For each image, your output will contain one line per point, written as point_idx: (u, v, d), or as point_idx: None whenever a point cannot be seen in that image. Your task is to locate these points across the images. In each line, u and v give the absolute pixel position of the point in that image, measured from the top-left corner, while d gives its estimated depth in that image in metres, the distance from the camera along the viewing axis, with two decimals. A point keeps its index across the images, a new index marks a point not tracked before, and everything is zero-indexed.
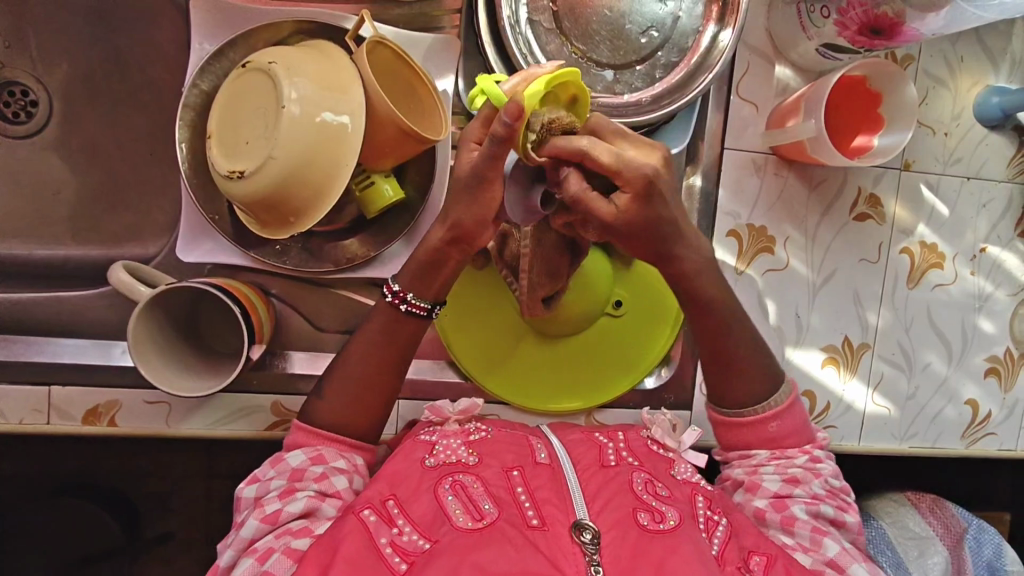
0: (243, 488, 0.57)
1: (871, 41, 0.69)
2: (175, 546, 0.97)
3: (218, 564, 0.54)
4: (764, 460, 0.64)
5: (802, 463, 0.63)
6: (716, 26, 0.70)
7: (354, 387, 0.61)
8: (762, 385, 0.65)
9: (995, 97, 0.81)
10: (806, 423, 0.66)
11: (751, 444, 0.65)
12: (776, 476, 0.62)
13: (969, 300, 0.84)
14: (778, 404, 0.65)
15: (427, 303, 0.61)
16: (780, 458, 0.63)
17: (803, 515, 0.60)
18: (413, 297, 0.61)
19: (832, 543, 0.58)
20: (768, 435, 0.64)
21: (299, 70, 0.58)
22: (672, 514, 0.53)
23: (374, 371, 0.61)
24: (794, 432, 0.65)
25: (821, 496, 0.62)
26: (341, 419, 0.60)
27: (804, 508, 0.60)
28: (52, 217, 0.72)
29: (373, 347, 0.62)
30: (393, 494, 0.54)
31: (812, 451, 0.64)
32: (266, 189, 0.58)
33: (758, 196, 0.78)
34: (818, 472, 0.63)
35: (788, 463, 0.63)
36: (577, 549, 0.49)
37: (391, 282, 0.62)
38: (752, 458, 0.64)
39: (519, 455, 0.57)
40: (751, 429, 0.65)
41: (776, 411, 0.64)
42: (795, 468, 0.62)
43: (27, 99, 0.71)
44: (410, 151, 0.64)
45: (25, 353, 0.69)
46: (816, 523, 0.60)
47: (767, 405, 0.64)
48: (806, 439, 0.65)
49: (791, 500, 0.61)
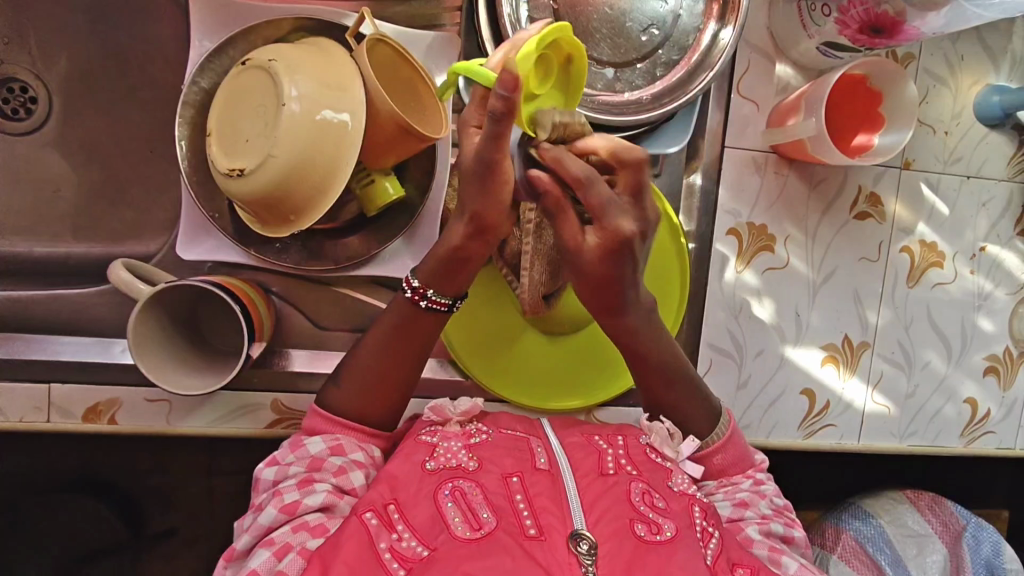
0: (263, 470, 0.58)
1: (871, 39, 0.69)
2: (177, 542, 0.97)
3: (231, 548, 0.55)
4: (713, 489, 0.64)
5: (747, 487, 0.64)
6: (716, 24, 0.70)
7: (365, 383, 0.61)
8: (706, 419, 0.66)
9: (995, 96, 0.81)
10: (746, 449, 0.67)
11: (699, 477, 0.66)
12: (726, 502, 0.63)
13: (969, 299, 0.84)
14: (721, 436, 0.65)
15: (447, 299, 0.60)
16: (726, 484, 0.64)
17: (757, 535, 0.60)
18: (435, 294, 0.60)
19: (790, 561, 0.58)
20: (715, 468, 0.65)
21: (299, 68, 0.57)
22: (669, 526, 0.53)
23: (378, 368, 0.61)
24: (738, 461, 0.66)
25: (770, 515, 0.62)
26: (345, 412, 0.60)
27: (756, 528, 0.60)
28: (52, 215, 0.71)
29: (382, 342, 0.61)
30: (393, 498, 0.53)
31: (754, 475, 0.65)
32: (267, 187, 0.58)
33: (758, 195, 0.78)
34: (762, 494, 0.64)
35: (735, 488, 0.64)
36: (572, 559, 0.49)
37: (410, 278, 0.60)
38: (702, 489, 0.65)
39: (518, 460, 0.57)
40: (695, 463, 0.65)
41: (717, 445, 0.65)
42: (742, 492, 0.63)
43: (26, 96, 0.70)
44: (410, 149, 0.64)
45: (26, 350, 0.69)
46: (771, 543, 0.60)
47: (710, 438, 0.65)
48: (748, 465, 0.66)
49: (744, 522, 0.61)
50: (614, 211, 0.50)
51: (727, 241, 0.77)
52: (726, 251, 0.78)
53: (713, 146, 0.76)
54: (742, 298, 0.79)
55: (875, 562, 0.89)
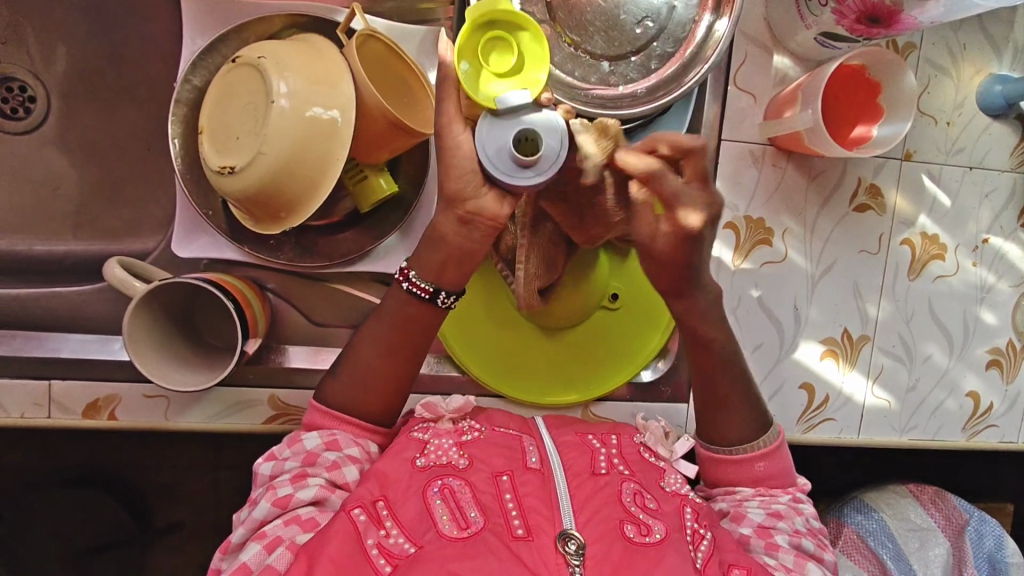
0: (261, 464, 0.58)
1: (869, 29, 0.68)
2: (183, 535, 0.98)
3: (228, 540, 0.55)
4: (748, 495, 0.63)
5: (785, 501, 0.63)
6: (712, 15, 0.68)
7: (364, 378, 0.61)
8: (740, 423, 0.66)
9: (998, 85, 0.79)
10: (791, 467, 0.66)
11: (733, 481, 0.65)
12: (759, 509, 0.62)
13: (971, 292, 0.83)
14: (770, 443, 0.65)
15: (429, 285, 0.60)
16: (763, 493, 0.63)
17: (786, 544, 0.59)
18: (416, 277, 0.60)
19: (815, 569, 0.58)
20: (754, 474, 0.65)
21: (287, 65, 0.57)
22: (659, 527, 0.53)
23: (369, 365, 0.62)
24: (778, 473, 0.65)
25: (802, 531, 0.61)
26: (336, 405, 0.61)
27: (787, 538, 0.60)
28: (52, 213, 0.72)
29: (376, 340, 0.62)
30: (382, 495, 0.53)
31: (794, 492, 0.64)
32: (257, 184, 0.58)
33: (756, 189, 0.77)
34: (799, 510, 0.63)
35: (772, 500, 0.63)
36: (560, 559, 0.49)
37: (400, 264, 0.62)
38: (736, 493, 0.64)
39: (509, 459, 0.57)
40: (738, 467, 0.65)
41: (764, 451, 0.65)
42: (778, 504, 0.62)
43: (25, 95, 0.71)
44: (401, 145, 0.64)
45: (26, 348, 0.70)
46: (798, 552, 0.59)
47: (756, 442, 0.65)
48: (788, 481, 0.65)
49: (775, 530, 0.60)
50: (684, 201, 0.57)
51: (724, 235, 0.77)
52: (724, 246, 0.77)
53: (710, 139, 0.76)
54: (739, 291, 0.78)
55: (878, 557, 0.88)
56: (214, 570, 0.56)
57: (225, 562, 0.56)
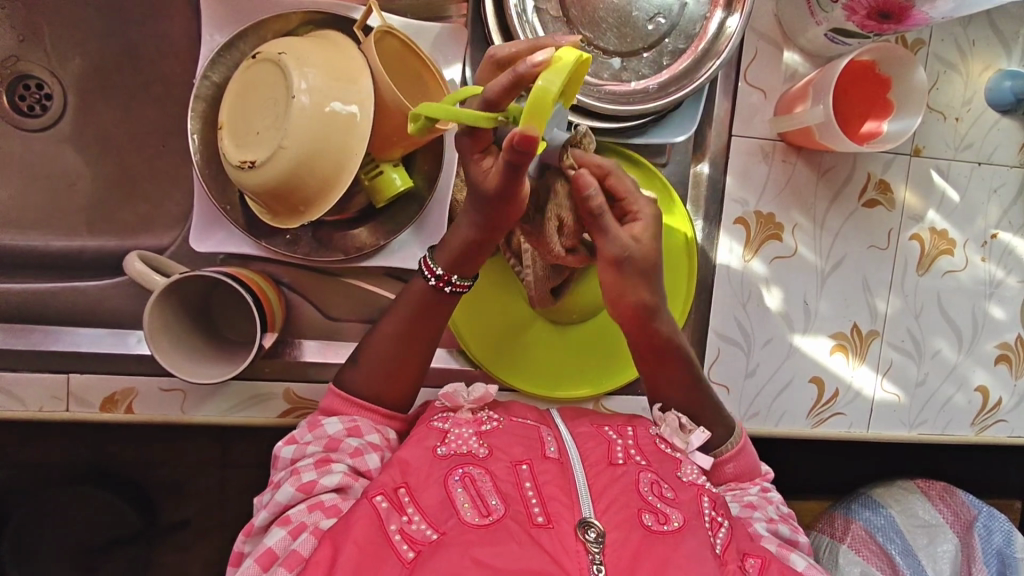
0: (282, 448, 0.58)
1: (880, 25, 0.69)
2: (193, 531, 0.99)
3: (251, 522, 0.56)
4: (722, 493, 0.65)
5: (755, 493, 0.65)
6: (723, 13, 0.70)
7: (384, 366, 0.62)
8: (721, 426, 0.67)
9: (1007, 81, 0.80)
10: (756, 459, 0.69)
11: (709, 483, 0.67)
12: (734, 504, 0.64)
13: (980, 287, 0.84)
14: (734, 446, 0.66)
15: (468, 281, 0.62)
16: (735, 489, 0.65)
17: (766, 532, 0.61)
18: (458, 279, 0.61)
19: (798, 557, 0.58)
20: (725, 477, 0.66)
21: (308, 61, 0.58)
22: (677, 515, 0.54)
23: (393, 361, 0.62)
24: (748, 469, 0.67)
25: (777, 518, 0.63)
26: (360, 391, 0.61)
27: (766, 527, 0.61)
28: (67, 209, 0.73)
29: (398, 333, 0.62)
30: (404, 482, 0.54)
31: (761, 483, 0.67)
32: (278, 179, 0.59)
33: (766, 183, 0.78)
34: (769, 500, 0.66)
35: (743, 493, 0.65)
36: (580, 546, 0.50)
37: (430, 263, 0.61)
38: None
39: (528, 448, 0.57)
40: (711, 471, 0.66)
41: (730, 454, 0.66)
42: (750, 497, 0.65)
43: (41, 92, 0.71)
44: (417, 141, 0.65)
45: (44, 342, 0.71)
46: (779, 540, 0.60)
47: (725, 445, 0.66)
48: (756, 474, 0.68)
49: (751, 519, 0.62)
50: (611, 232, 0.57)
51: (735, 230, 0.78)
52: (735, 241, 0.78)
53: (721, 135, 0.77)
54: (749, 286, 0.79)
55: (887, 553, 0.89)
56: (236, 552, 0.56)
57: (247, 545, 0.56)
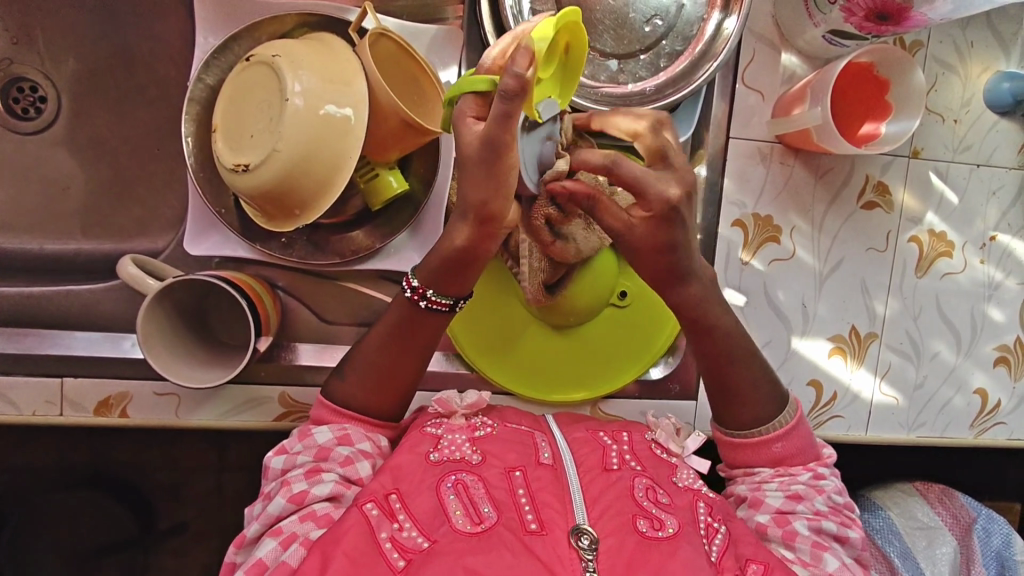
0: (271, 458, 0.58)
1: (878, 26, 0.68)
2: (189, 535, 0.98)
3: (242, 534, 0.56)
4: (768, 477, 0.63)
5: (806, 480, 0.62)
6: (720, 14, 0.69)
7: (375, 380, 0.61)
8: (769, 404, 0.64)
9: (1005, 83, 0.80)
10: (812, 440, 0.65)
11: (753, 463, 0.64)
12: (779, 492, 0.61)
13: (979, 289, 0.83)
14: (785, 424, 0.63)
15: (448, 299, 0.59)
16: (784, 474, 0.62)
17: (806, 531, 0.59)
18: (434, 295, 0.59)
19: (832, 559, 0.57)
20: (773, 456, 0.63)
21: (301, 63, 0.58)
22: (672, 522, 0.53)
23: (385, 374, 0.61)
24: (800, 451, 0.63)
25: (824, 512, 0.61)
26: (353, 403, 0.61)
27: (805, 523, 0.59)
28: (60, 211, 0.72)
29: (391, 346, 0.61)
30: (395, 489, 0.53)
31: (816, 468, 0.63)
32: (272, 181, 0.58)
33: (763, 186, 0.77)
34: (820, 489, 0.62)
35: (792, 480, 0.62)
36: (574, 554, 0.49)
37: (411, 278, 0.59)
38: (756, 475, 0.63)
39: (521, 454, 0.57)
40: (757, 450, 0.64)
41: (780, 432, 0.63)
42: (798, 485, 0.61)
43: (35, 95, 0.71)
44: (413, 143, 0.64)
45: (37, 346, 0.70)
46: (817, 538, 0.58)
47: (774, 422, 0.64)
48: (810, 456, 0.64)
49: (793, 515, 0.60)
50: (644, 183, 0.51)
51: (732, 233, 0.77)
52: (732, 243, 0.77)
53: (719, 137, 0.76)
54: (746, 289, 0.78)
55: (886, 555, 0.88)
56: (228, 564, 0.56)
57: (239, 556, 0.56)
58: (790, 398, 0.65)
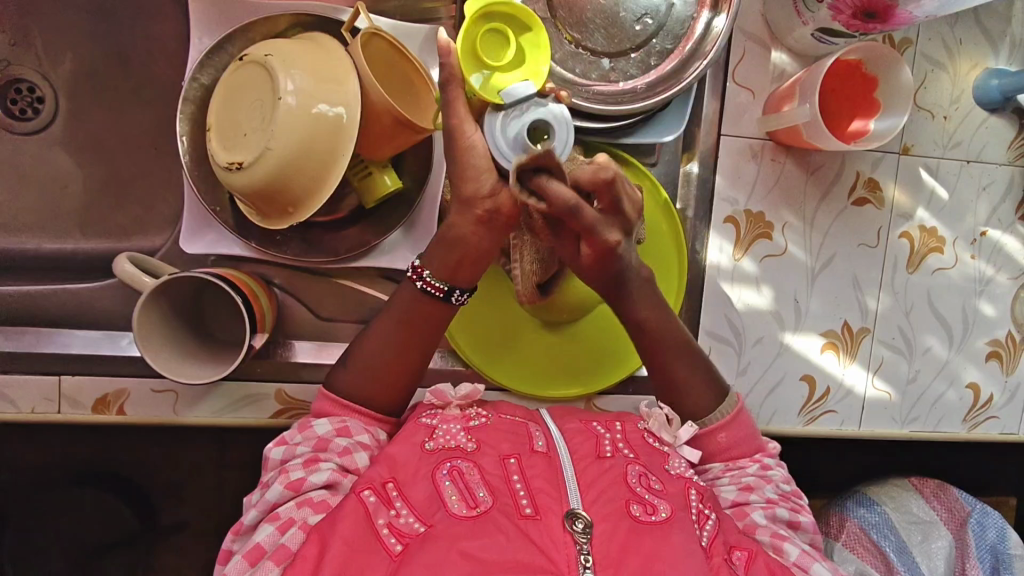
0: (271, 450, 0.59)
1: (865, 24, 0.69)
2: (189, 534, 0.99)
3: (240, 522, 0.56)
4: (719, 473, 0.64)
5: (753, 472, 0.64)
6: (710, 13, 0.70)
7: (378, 371, 0.62)
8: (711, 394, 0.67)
9: (994, 80, 0.81)
10: (755, 432, 0.67)
11: (706, 459, 0.66)
12: (731, 486, 0.63)
13: (970, 284, 0.84)
14: (725, 415, 0.66)
15: (443, 283, 0.61)
16: (733, 468, 0.64)
17: (762, 521, 0.60)
18: (430, 275, 0.61)
19: (792, 548, 0.58)
20: (719, 446, 0.65)
21: (294, 63, 0.58)
22: (664, 507, 0.54)
23: (392, 363, 0.62)
24: (743, 441, 0.66)
25: (775, 499, 0.62)
26: (360, 392, 0.61)
27: (762, 514, 0.60)
28: (59, 211, 0.73)
29: (401, 337, 0.62)
30: (392, 477, 0.54)
31: (761, 460, 0.65)
32: (265, 179, 0.59)
33: (755, 182, 0.78)
34: (768, 479, 0.64)
35: (741, 473, 0.64)
36: (568, 537, 0.50)
37: (414, 261, 0.62)
38: (709, 471, 0.65)
39: (515, 443, 0.58)
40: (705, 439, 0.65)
41: (722, 423, 0.65)
42: (748, 477, 0.63)
43: (34, 96, 0.72)
44: (405, 142, 0.65)
45: (35, 343, 0.71)
46: (774, 529, 0.60)
47: (715, 413, 0.66)
48: (755, 448, 0.66)
49: (749, 506, 0.61)
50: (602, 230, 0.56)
51: (725, 229, 0.78)
52: (724, 239, 0.78)
53: (710, 134, 0.77)
54: (740, 285, 0.79)
55: (882, 551, 0.88)
56: (225, 551, 0.57)
57: (237, 543, 0.56)
58: (730, 391, 0.67)
